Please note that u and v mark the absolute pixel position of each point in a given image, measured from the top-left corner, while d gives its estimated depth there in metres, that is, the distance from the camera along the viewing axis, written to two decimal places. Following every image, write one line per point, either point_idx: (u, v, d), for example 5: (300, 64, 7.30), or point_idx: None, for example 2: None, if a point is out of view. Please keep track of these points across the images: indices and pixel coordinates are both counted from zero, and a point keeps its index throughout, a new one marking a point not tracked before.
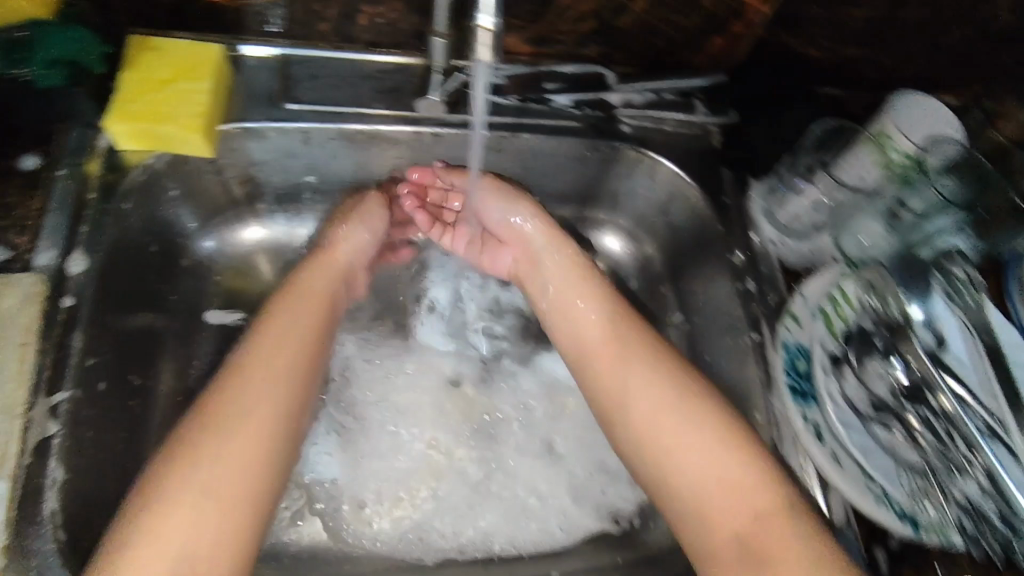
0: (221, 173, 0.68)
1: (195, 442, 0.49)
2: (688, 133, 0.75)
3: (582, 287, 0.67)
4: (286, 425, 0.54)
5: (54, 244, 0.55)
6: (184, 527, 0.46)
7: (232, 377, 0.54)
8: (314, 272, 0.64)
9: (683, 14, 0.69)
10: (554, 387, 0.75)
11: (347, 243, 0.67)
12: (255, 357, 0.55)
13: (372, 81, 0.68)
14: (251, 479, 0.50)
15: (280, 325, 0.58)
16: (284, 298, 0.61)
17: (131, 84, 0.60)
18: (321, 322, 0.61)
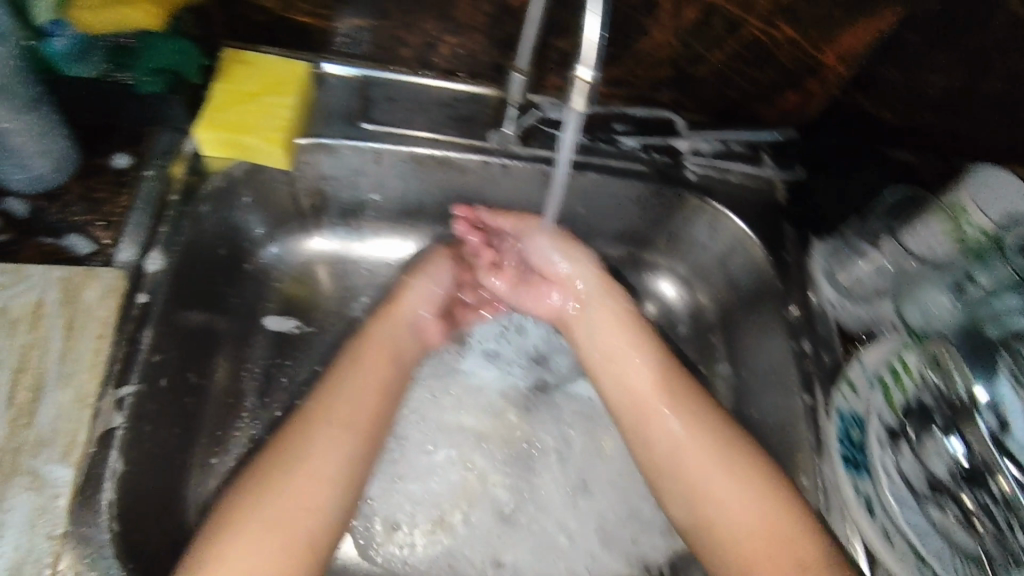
0: (293, 185, 0.70)
1: (268, 479, 0.55)
2: (755, 185, 0.75)
3: (628, 336, 0.68)
4: (349, 474, 0.58)
5: (135, 242, 0.57)
6: (247, 555, 0.50)
7: (304, 420, 0.59)
8: (389, 324, 0.68)
9: (761, 69, 0.69)
10: (595, 426, 0.74)
11: (419, 295, 0.71)
12: (329, 404, 0.60)
13: (446, 108, 0.70)
14: (309, 516, 0.54)
15: (352, 375, 0.63)
16: (360, 348, 0.66)
17: (223, 94, 0.63)
18: (381, 364, 0.65)
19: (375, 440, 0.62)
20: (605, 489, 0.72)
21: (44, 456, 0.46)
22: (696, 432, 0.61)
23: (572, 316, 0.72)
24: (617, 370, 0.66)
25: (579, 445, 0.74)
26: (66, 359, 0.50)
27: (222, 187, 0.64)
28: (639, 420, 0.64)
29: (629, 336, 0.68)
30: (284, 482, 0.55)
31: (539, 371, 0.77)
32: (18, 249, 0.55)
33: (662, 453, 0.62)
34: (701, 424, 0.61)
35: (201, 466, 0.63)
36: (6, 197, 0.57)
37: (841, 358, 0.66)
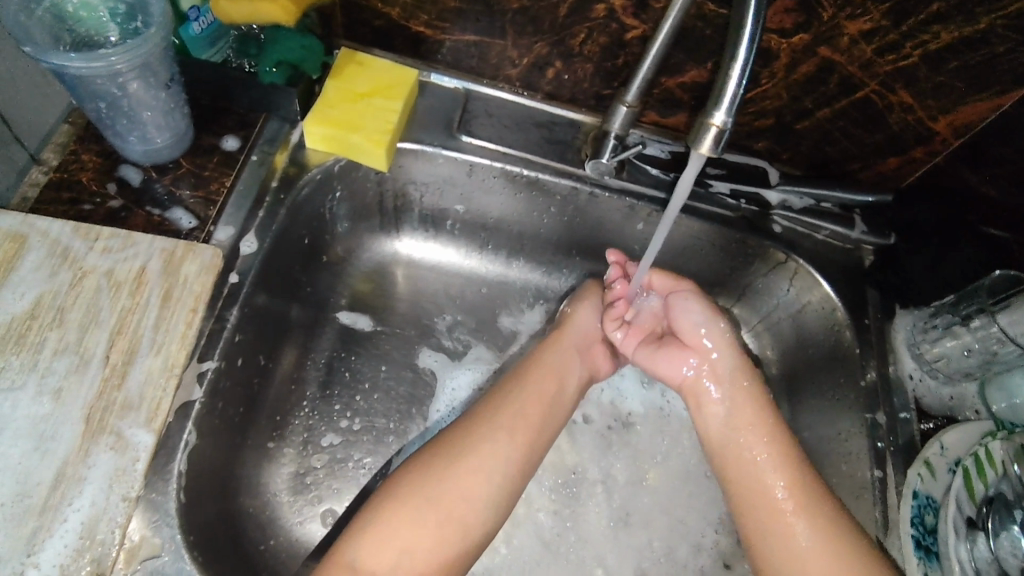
0: (382, 186, 0.71)
1: (425, 472, 0.55)
2: (842, 248, 0.73)
3: (751, 396, 0.63)
4: (510, 479, 0.57)
5: (234, 223, 0.59)
6: (397, 548, 0.51)
7: (468, 428, 0.58)
8: (562, 339, 0.67)
9: (867, 130, 0.68)
10: (641, 457, 0.73)
11: (584, 318, 0.69)
12: (491, 415, 0.59)
13: (541, 130, 0.71)
14: (471, 512, 0.54)
15: (523, 385, 0.62)
16: (533, 358, 0.65)
17: (333, 92, 0.65)
18: (548, 389, 0.63)
19: (539, 449, 0.60)
20: (645, 524, 0.70)
21: (130, 419, 0.47)
22: (809, 509, 0.55)
23: (697, 388, 0.66)
24: (747, 431, 0.61)
25: (621, 468, 0.72)
26: (159, 329, 0.51)
27: (319, 180, 0.66)
28: (752, 483, 0.59)
29: (750, 417, 0.62)
30: (450, 475, 0.55)
31: (594, 398, 0.75)
32: (127, 216, 0.57)
33: (767, 518, 0.56)
34: (806, 498, 0.56)
35: (262, 447, 0.64)
36: (122, 164, 0.59)
37: (916, 434, 0.64)
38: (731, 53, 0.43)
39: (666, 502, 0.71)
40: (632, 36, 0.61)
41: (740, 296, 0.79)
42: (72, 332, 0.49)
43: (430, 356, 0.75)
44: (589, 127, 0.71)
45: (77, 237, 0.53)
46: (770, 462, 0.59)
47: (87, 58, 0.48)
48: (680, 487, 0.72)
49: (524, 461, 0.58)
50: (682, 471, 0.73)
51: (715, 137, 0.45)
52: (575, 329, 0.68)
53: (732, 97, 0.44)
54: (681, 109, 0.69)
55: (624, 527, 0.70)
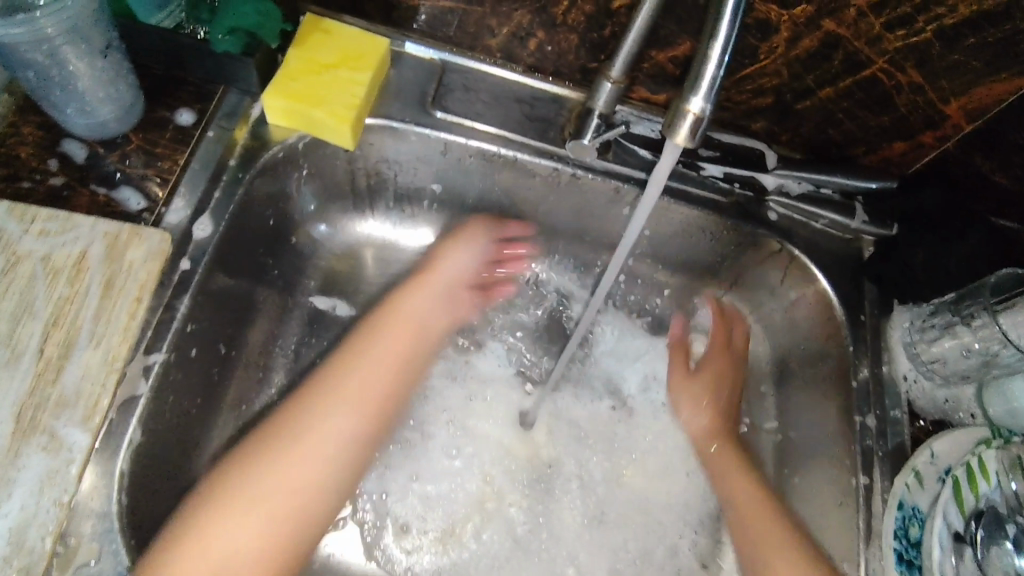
0: (352, 163, 0.67)
1: (258, 458, 0.53)
2: (840, 238, 0.69)
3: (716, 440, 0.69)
4: (351, 450, 0.57)
5: (187, 204, 0.55)
6: (230, 539, 0.50)
7: (303, 403, 0.57)
8: (408, 298, 0.66)
9: (873, 112, 0.63)
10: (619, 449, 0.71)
11: (454, 267, 0.69)
12: (329, 389, 0.58)
13: (522, 106, 0.66)
14: (308, 491, 0.54)
15: (365, 356, 0.61)
16: (371, 323, 0.64)
17: (295, 62, 0.60)
18: (400, 360, 0.63)
19: (386, 422, 0.60)
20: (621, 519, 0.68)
21: (65, 418, 0.45)
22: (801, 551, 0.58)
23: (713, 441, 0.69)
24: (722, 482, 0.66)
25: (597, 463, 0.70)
26: (99, 319, 0.48)
27: (281, 157, 0.61)
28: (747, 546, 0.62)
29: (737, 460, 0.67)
30: (275, 462, 0.53)
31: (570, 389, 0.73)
32: (70, 195, 0.53)
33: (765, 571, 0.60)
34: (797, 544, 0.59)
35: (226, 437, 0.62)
36: (65, 138, 0.55)
37: (907, 438, 0.61)
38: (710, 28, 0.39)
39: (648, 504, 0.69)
40: (619, 5, 0.56)
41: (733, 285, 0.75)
42: (5, 323, 0.47)
43: None
44: (574, 103, 0.67)
45: (12, 218, 0.49)
46: (763, 498, 0.63)
47: (11, 22, 0.45)
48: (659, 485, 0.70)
49: (371, 431, 0.59)
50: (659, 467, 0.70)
51: (691, 125, 0.41)
52: (437, 283, 0.68)
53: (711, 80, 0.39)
54: (673, 85, 0.64)
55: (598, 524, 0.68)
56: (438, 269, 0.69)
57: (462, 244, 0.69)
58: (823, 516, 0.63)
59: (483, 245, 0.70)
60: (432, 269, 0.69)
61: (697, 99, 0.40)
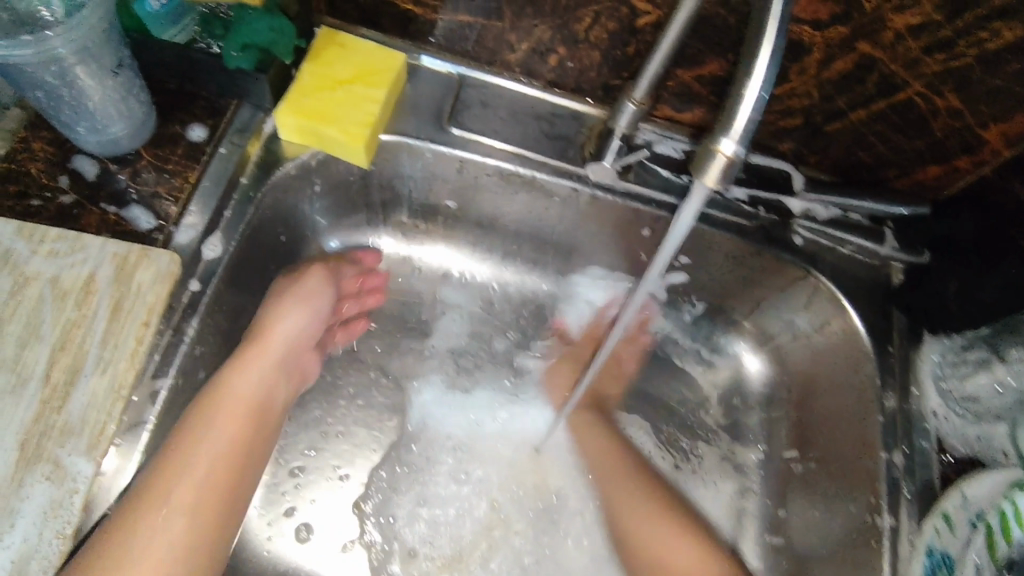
0: (366, 179, 0.65)
1: None
2: (868, 264, 0.66)
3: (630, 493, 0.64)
4: (205, 543, 0.48)
5: (198, 223, 0.54)
6: None
7: (140, 508, 0.45)
8: (243, 370, 0.54)
9: (907, 135, 0.60)
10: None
11: (285, 329, 0.59)
12: (170, 483, 0.47)
13: (541, 123, 0.64)
14: None
15: (210, 431, 0.50)
16: (207, 401, 0.51)
17: (310, 77, 0.59)
18: (246, 427, 0.53)
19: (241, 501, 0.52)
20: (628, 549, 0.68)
21: (70, 447, 0.44)
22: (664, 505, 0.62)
23: (586, 415, 0.70)
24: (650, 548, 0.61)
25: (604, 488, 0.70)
26: (106, 344, 0.47)
27: (295, 175, 0.60)
28: None
29: (592, 419, 0.69)
30: None
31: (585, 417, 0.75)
32: (80, 214, 0.52)
33: None
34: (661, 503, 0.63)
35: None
36: (76, 155, 0.54)
37: (935, 478, 0.58)
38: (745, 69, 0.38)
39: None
40: (644, 23, 0.54)
41: (753, 310, 0.73)
42: (11, 347, 0.46)
43: (414, 364, 0.71)
44: (594, 121, 0.65)
45: (21, 239, 0.49)
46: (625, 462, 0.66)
47: (20, 43, 0.43)
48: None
49: (229, 515, 0.50)
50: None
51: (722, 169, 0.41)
52: (274, 354, 0.57)
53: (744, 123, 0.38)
54: (698, 104, 0.62)
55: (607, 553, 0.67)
56: (271, 334, 0.57)
57: (295, 298, 0.60)
58: (841, 554, 0.61)
59: (330, 293, 0.64)
60: (266, 333, 0.57)
61: (729, 141, 0.40)
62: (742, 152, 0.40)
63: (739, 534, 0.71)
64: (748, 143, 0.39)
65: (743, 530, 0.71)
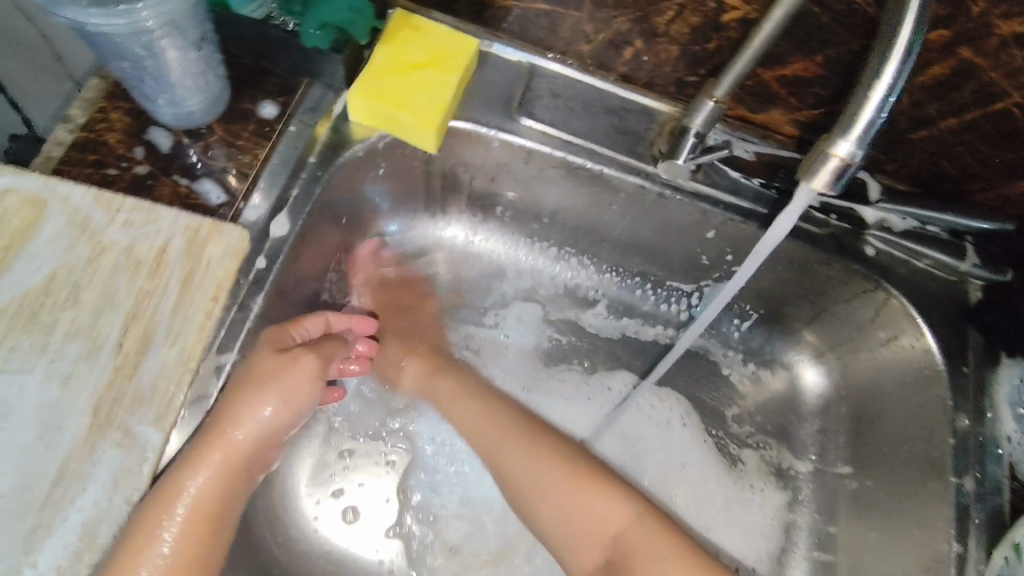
0: (429, 165, 0.65)
1: None
2: (943, 280, 0.64)
3: (538, 447, 0.57)
4: None
5: (267, 201, 0.54)
6: None
7: None
8: (193, 484, 0.45)
9: (1000, 148, 0.57)
10: (673, 458, 0.72)
11: (255, 428, 0.48)
12: None
13: (611, 117, 0.63)
14: None
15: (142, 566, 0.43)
16: (141, 535, 0.43)
17: (382, 60, 0.58)
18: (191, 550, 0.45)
19: None
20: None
21: (140, 415, 0.45)
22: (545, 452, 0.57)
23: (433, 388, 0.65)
24: (572, 509, 0.54)
25: (650, 478, 0.71)
26: (176, 316, 0.47)
27: (362, 157, 0.60)
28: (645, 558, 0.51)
29: (456, 387, 0.64)
30: None
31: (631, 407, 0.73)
32: (154, 185, 0.53)
33: None
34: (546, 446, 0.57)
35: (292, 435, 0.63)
36: (153, 127, 0.54)
37: (1007, 506, 0.55)
38: (872, 78, 0.40)
39: (701, 519, 0.70)
40: (730, 18, 0.52)
41: (814, 319, 0.70)
42: (86, 313, 0.46)
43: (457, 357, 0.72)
44: (665, 117, 0.63)
45: (97, 207, 0.49)
46: (498, 420, 0.60)
47: (111, 13, 0.43)
48: (705, 498, 0.71)
49: None
50: (712, 486, 0.71)
51: (837, 168, 0.43)
52: (238, 456, 0.47)
53: (867, 128, 0.41)
54: (775, 104, 0.59)
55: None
56: (235, 435, 0.47)
57: (281, 389, 0.49)
58: None
59: (301, 379, 0.51)
60: (231, 435, 0.47)
61: (845, 143, 0.42)
62: (857, 154, 0.42)
63: (787, 550, 0.69)
64: (866, 146, 0.41)
65: (792, 546, 0.69)
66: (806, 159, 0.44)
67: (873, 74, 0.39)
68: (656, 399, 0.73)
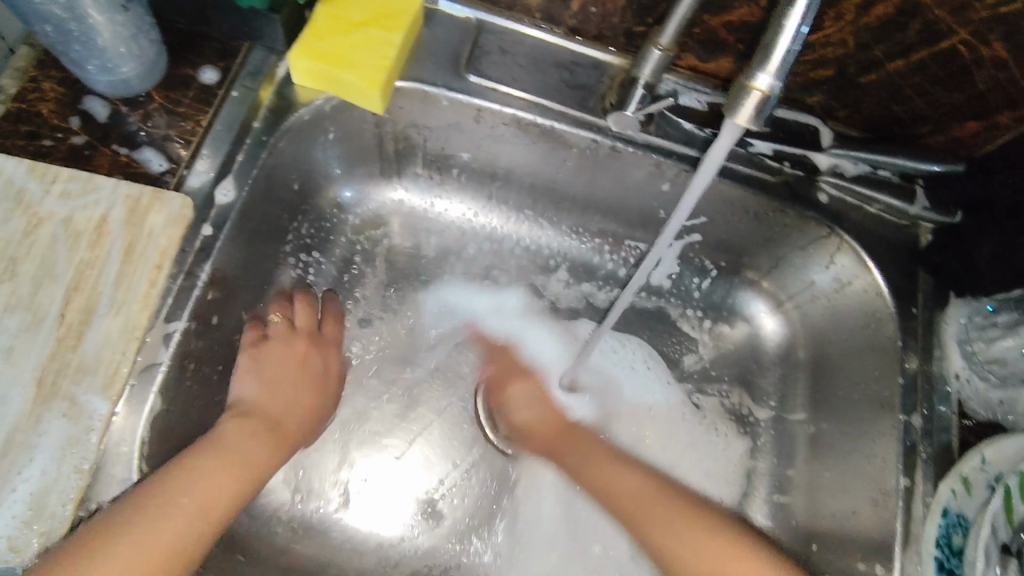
0: (380, 127, 0.64)
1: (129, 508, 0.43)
2: (894, 224, 0.65)
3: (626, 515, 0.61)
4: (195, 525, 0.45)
5: (210, 167, 0.54)
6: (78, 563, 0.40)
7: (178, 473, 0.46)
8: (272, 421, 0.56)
9: (947, 88, 0.57)
10: (642, 403, 0.72)
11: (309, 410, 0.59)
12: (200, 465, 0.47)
13: (561, 72, 0.62)
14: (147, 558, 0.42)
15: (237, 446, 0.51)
16: (239, 433, 0.52)
17: (324, 19, 0.57)
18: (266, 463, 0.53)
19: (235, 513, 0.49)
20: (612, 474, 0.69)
21: (86, 385, 0.45)
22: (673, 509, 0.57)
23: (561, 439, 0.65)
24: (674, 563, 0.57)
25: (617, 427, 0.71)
26: (120, 285, 0.47)
27: (308, 121, 0.59)
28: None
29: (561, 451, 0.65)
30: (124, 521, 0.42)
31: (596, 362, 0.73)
32: (92, 155, 0.52)
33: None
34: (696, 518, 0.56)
35: None
36: (87, 95, 0.53)
37: (954, 442, 0.57)
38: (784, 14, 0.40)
39: (669, 461, 0.70)
40: None
41: (771, 268, 0.71)
42: (25, 285, 0.46)
43: (415, 332, 0.70)
44: (616, 71, 0.63)
45: (32, 178, 0.48)
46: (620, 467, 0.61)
47: None
48: (672, 441, 0.71)
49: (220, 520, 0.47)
50: (678, 433, 0.72)
51: (756, 102, 0.42)
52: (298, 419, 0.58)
53: (783, 59, 0.40)
54: (725, 52, 0.59)
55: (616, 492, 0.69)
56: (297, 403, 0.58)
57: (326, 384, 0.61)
58: (854, 517, 0.61)
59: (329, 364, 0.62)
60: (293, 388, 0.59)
61: (764, 76, 0.42)
62: (778, 85, 0.41)
63: (748, 496, 0.70)
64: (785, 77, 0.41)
65: (754, 492, 0.70)
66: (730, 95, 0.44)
67: (788, 8, 0.39)
68: (621, 352, 0.74)
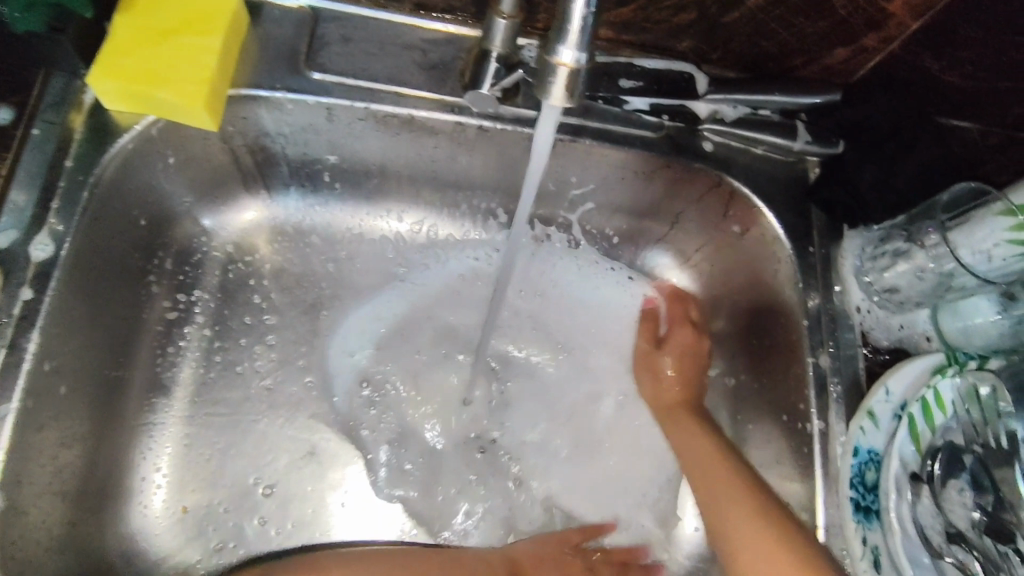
0: (227, 142, 0.58)
1: None
2: (782, 163, 0.63)
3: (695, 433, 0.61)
4: None
5: (16, 222, 0.47)
6: None
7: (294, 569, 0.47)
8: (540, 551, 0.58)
9: (809, 17, 0.55)
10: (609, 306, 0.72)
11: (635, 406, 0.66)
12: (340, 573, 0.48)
13: (413, 53, 0.57)
14: None
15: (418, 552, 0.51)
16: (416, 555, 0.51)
17: (125, 30, 0.50)
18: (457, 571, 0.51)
19: None
20: (525, 437, 0.66)
21: None
22: (767, 519, 0.50)
23: (674, 415, 0.64)
24: (691, 450, 0.60)
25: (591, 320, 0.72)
26: None
27: (135, 148, 0.53)
28: (692, 456, 0.59)
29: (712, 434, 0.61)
30: None
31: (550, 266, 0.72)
32: None
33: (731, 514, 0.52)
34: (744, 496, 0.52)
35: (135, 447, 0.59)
36: None
37: (862, 372, 0.58)
38: None
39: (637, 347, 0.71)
40: None
41: (672, 226, 0.69)
42: None
43: (314, 355, 0.65)
44: (472, 43, 0.58)
45: None
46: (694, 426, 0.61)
47: None
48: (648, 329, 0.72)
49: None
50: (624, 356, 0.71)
51: (567, 77, 0.39)
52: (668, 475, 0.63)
53: (581, 27, 0.38)
54: None
55: (546, 464, 0.66)
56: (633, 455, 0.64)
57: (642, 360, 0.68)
58: (778, 464, 0.60)
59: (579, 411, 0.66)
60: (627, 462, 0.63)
61: (567, 50, 0.39)
62: (582, 57, 0.39)
63: None
64: (587, 47, 0.39)
65: None
66: (538, 77, 0.41)
67: None
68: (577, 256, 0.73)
